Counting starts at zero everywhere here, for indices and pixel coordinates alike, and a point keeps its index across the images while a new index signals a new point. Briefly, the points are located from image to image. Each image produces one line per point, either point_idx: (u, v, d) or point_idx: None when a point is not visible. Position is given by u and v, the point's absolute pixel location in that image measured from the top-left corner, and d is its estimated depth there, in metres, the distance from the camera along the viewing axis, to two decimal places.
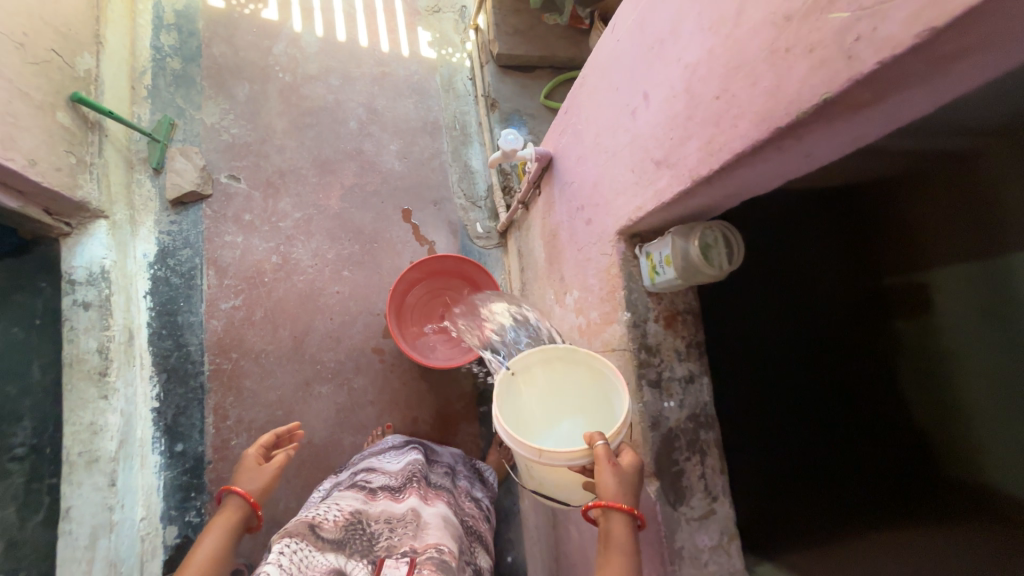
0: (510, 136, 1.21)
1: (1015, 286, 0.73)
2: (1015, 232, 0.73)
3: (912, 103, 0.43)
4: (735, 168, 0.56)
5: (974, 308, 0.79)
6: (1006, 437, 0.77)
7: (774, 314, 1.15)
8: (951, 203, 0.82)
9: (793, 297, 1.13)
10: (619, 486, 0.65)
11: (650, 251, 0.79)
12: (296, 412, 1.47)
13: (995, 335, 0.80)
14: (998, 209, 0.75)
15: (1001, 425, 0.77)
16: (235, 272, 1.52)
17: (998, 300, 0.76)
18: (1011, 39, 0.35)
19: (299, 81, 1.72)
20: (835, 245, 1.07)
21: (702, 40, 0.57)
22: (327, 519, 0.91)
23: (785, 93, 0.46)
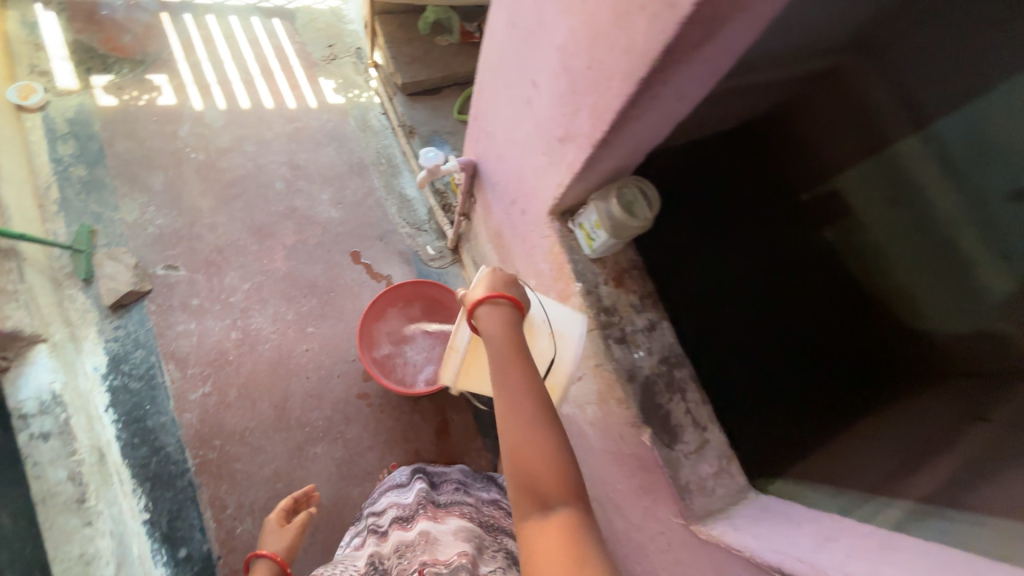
0: (430, 152, 1.23)
1: (908, 167, 1.12)
2: (901, 127, 1.13)
3: (742, 32, 0.51)
4: (623, 125, 0.62)
5: (885, 194, 1.17)
6: (929, 276, 1.09)
7: (741, 251, 1.24)
8: (833, 119, 1.25)
9: (755, 233, 1.26)
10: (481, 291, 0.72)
11: (580, 222, 0.85)
12: (296, 479, 1.43)
13: (902, 208, 1.15)
14: (879, 115, 1.17)
15: (926, 274, 1.09)
16: (197, 359, 1.47)
17: (904, 184, 1.13)
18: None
19: (214, 156, 1.71)
20: (759, 183, 1.31)
21: (563, 21, 0.64)
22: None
23: (637, 48, 0.52)
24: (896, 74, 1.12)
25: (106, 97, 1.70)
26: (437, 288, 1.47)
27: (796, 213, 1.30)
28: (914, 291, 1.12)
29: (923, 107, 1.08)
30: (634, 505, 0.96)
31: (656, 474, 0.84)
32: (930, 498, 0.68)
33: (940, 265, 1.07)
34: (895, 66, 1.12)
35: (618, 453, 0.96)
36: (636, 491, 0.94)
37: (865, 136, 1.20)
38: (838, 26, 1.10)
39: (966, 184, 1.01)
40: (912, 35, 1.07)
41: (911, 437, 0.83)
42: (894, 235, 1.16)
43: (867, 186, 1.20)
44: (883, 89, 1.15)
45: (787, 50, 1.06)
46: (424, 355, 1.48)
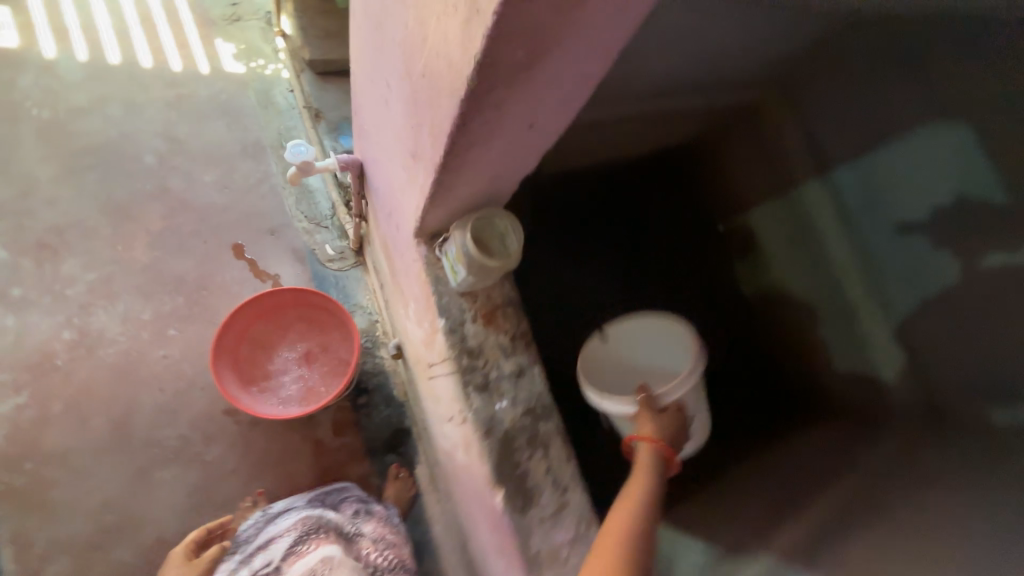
0: (299, 147, 0.99)
1: (811, 213, 1.07)
2: (807, 168, 1.06)
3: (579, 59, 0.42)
4: (463, 151, 0.51)
5: (793, 235, 1.12)
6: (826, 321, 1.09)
7: (652, 291, 1.29)
8: (748, 151, 1.16)
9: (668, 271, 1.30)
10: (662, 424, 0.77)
11: (444, 251, 0.73)
12: (132, 510, 1.22)
13: (802, 247, 1.11)
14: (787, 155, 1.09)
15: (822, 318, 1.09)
16: (12, 363, 1.22)
17: (806, 228, 1.09)
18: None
19: (65, 117, 1.43)
20: (682, 212, 1.33)
21: (401, 14, 0.52)
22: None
23: (456, 60, 0.41)
24: (806, 112, 1.04)
25: None
26: (320, 298, 1.30)
27: (710, 250, 1.31)
28: (813, 332, 1.12)
29: (826, 150, 1.02)
30: (499, 563, 0.87)
31: (509, 539, 0.75)
32: (789, 555, 0.62)
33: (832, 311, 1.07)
34: (805, 104, 1.03)
35: (483, 508, 0.86)
36: (497, 549, 0.85)
37: (770, 172, 1.14)
38: (754, 48, 0.95)
39: (860, 237, 1.00)
40: (823, 74, 0.99)
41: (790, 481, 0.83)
42: (793, 275, 1.15)
43: (773, 223, 1.16)
44: (792, 125, 1.07)
45: (682, 75, 0.98)
46: (305, 374, 1.31)
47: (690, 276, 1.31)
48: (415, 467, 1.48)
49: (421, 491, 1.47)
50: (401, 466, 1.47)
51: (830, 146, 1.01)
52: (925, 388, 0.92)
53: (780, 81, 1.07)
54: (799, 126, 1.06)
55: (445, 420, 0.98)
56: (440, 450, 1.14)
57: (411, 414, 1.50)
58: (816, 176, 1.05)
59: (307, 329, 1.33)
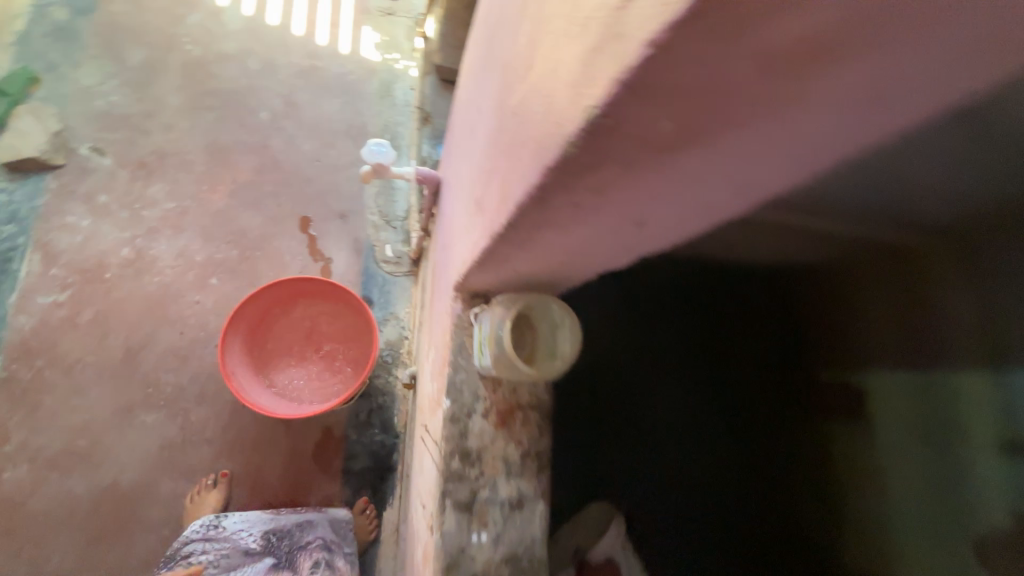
0: (378, 147, 0.91)
1: (963, 410, 0.82)
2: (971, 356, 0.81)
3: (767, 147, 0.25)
4: (533, 226, 0.36)
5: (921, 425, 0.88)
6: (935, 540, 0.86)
7: (711, 433, 1.10)
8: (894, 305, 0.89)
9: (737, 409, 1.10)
10: None
11: (480, 321, 0.58)
12: (103, 443, 1.18)
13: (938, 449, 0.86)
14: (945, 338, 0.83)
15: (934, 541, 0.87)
16: (68, 261, 1.25)
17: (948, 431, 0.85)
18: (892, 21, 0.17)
19: (210, 57, 1.52)
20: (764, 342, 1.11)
21: (516, 28, 0.38)
22: None
23: (559, 106, 0.26)
24: (996, 293, 0.77)
25: None
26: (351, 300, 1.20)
27: (797, 396, 1.09)
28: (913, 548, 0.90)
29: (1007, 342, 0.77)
30: None
31: None
32: None
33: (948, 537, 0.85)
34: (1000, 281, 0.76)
35: None
36: None
37: (910, 342, 0.88)
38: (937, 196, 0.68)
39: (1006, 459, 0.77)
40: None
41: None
42: (904, 472, 0.92)
43: (899, 401, 0.91)
44: (967, 298, 0.80)
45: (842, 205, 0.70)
46: (311, 374, 1.23)
47: (755, 420, 1.11)
48: (385, 509, 1.33)
49: (380, 537, 1.31)
50: (371, 501, 1.32)
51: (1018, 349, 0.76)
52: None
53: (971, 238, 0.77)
54: (976, 300, 0.79)
55: (419, 501, 0.80)
56: (409, 520, 0.96)
57: (402, 450, 1.35)
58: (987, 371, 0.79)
59: (333, 327, 1.25)
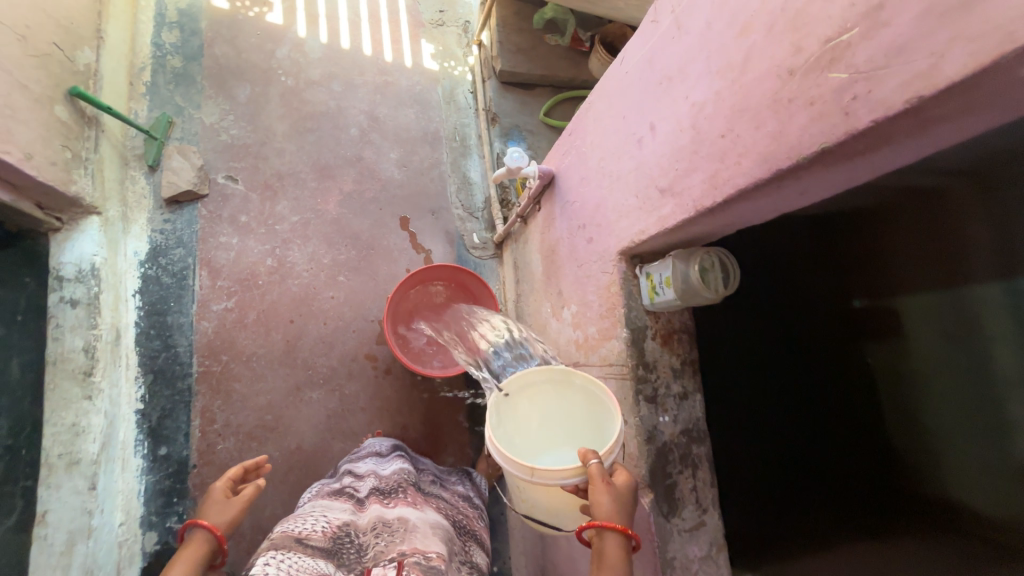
0: (516, 153, 1.28)
1: (982, 317, 0.79)
2: (981, 265, 0.79)
3: (920, 143, 0.46)
4: (737, 202, 0.60)
5: (942, 334, 0.87)
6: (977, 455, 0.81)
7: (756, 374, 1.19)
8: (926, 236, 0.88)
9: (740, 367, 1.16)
10: (608, 509, 0.66)
11: (649, 272, 0.83)
12: (286, 417, 1.46)
13: (944, 338, 0.86)
14: (964, 242, 0.81)
15: (964, 445, 0.84)
16: (229, 273, 1.50)
17: (966, 325, 0.82)
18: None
19: (301, 85, 1.73)
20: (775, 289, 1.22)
21: (710, 81, 0.62)
22: (313, 531, 0.88)
23: (786, 138, 0.50)
24: (1002, 214, 0.75)
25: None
26: (475, 284, 1.46)
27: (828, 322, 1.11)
28: (934, 403, 0.89)
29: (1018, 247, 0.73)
30: None
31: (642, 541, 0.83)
32: None
33: (982, 450, 0.81)
34: (999, 202, 0.75)
35: None
36: None
37: (985, 256, 0.78)
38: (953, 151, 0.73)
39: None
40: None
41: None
42: (926, 349, 0.90)
43: (923, 316, 0.89)
44: (983, 222, 0.78)
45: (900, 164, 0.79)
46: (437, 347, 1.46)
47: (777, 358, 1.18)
48: None
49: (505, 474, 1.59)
50: None
51: (995, 244, 0.76)
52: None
53: (977, 173, 0.77)
54: (990, 220, 0.77)
55: None
56: None
57: None
58: (996, 281, 0.77)
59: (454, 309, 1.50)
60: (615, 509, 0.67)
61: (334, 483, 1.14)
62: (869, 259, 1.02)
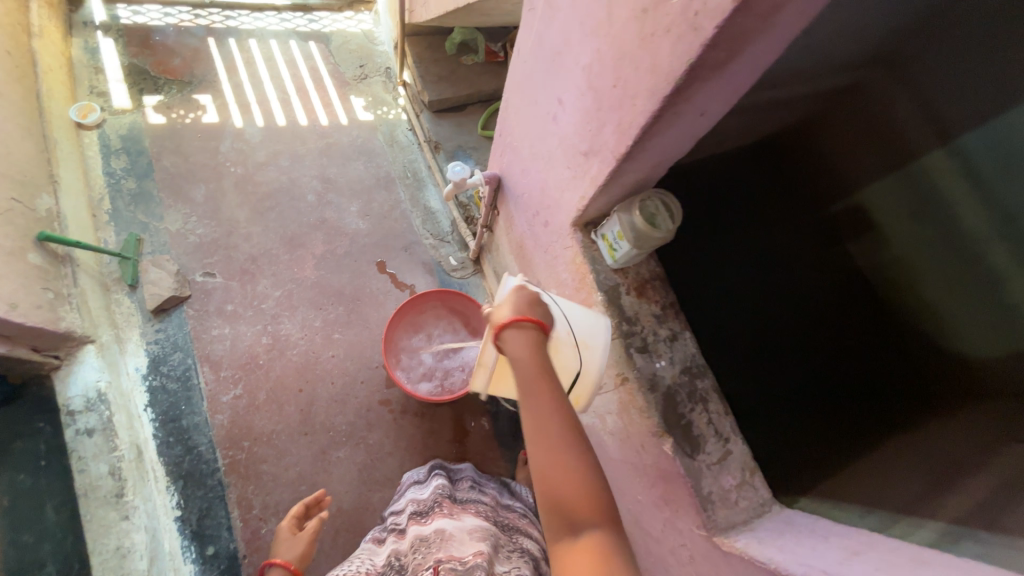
0: (457, 166, 1.28)
1: (934, 187, 0.97)
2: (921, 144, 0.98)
3: (776, 34, 0.50)
4: (647, 140, 0.64)
5: (909, 215, 1.03)
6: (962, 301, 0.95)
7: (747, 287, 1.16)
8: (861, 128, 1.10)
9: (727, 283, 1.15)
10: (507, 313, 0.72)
11: (603, 233, 0.87)
12: (319, 483, 1.47)
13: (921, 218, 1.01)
14: (899, 125, 1.03)
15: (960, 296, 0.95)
16: (229, 363, 1.54)
17: (926, 202, 0.99)
18: None
19: (251, 170, 1.81)
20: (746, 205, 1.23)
21: (590, 43, 0.67)
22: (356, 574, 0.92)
23: (661, 69, 0.55)
24: (920, 90, 0.97)
25: (155, 116, 1.82)
26: (461, 302, 1.52)
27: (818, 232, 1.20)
28: (925, 272, 1.01)
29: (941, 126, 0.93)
30: (655, 516, 0.96)
31: (678, 485, 0.84)
32: (965, 520, 0.65)
33: (976, 299, 0.93)
34: (911, 83, 0.99)
35: (639, 461, 0.95)
36: (656, 502, 0.94)
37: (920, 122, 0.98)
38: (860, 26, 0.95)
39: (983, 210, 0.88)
40: (927, 46, 0.94)
41: (940, 466, 0.77)
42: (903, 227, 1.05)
43: (891, 201, 1.06)
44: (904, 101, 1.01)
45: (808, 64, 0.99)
46: (435, 364, 1.49)
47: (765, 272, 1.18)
48: None
49: None
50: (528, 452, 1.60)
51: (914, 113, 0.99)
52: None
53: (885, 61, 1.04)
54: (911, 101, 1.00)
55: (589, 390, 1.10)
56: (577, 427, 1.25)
57: None
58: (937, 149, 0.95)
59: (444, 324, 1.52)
60: (518, 311, 0.72)
61: (381, 531, 1.16)
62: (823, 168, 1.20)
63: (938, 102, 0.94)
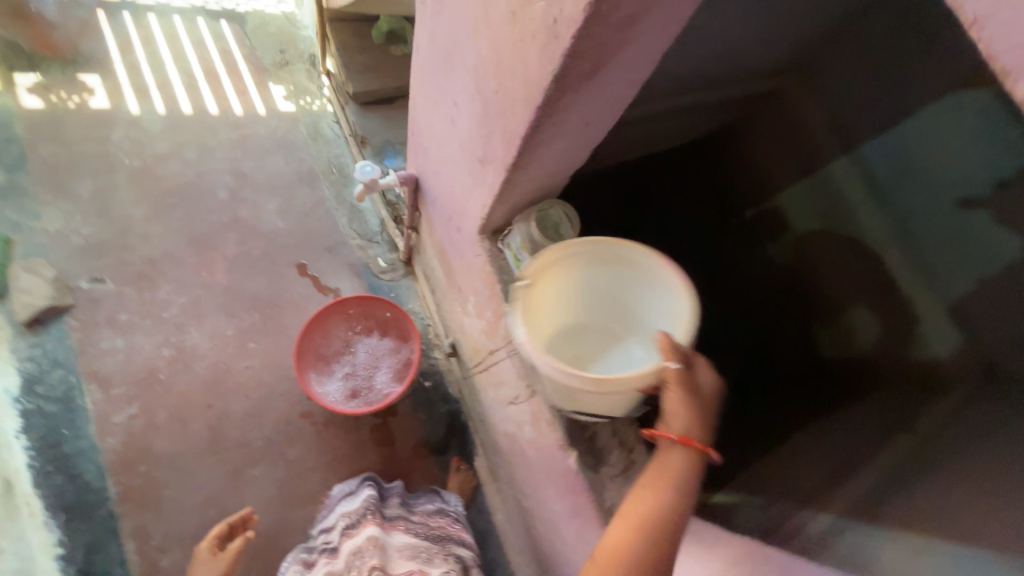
0: (366, 168, 1.17)
1: (841, 189, 1.04)
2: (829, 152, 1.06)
3: (641, 46, 0.48)
4: (533, 150, 0.61)
5: (820, 215, 1.07)
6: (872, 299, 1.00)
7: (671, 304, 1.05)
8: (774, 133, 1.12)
9: None
10: (687, 414, 0.63)
11: (508, 242, 0.84)
12: (230, 506, 1.35)
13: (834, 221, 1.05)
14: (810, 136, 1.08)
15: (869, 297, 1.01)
16: (122, 379, 1.39)
17: (836, 204, 1.05)
18: None
19: (150, 162, 1.63)
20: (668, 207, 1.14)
21: (473, 44, 0.62)
22: None
23: (532, 77, 0.51)
24: (832, 97, 1.03)
25: (31, 99, 1.61)
26: (383, 305, 1.45)
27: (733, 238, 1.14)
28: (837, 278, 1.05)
29: (853, 132, 1.02)
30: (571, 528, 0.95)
31: (584, 499, 0.83)
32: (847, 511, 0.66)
33: (886, 301, 0.99)
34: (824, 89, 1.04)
35: (554, 474, 0.93)
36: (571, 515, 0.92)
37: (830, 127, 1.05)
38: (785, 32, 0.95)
39: (899, 215, 0.96)
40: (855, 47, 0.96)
41: (841, 466, 0.75)
42: (818, 229, 1.08)
43: (803, 204, 1.09)
44: (814, 107, 1.06)
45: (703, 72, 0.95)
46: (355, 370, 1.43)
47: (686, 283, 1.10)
48: (475, 459, 1.56)
49: (480, 482, 1.54)
50: (461, 459, 1.55)
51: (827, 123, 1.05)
52: (979, 358, 0.84)
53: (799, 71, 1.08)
54: (824, 108, 1.05)
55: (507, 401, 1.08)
56: (503, 435, 1.22)
57: (467, 409, 1.56)
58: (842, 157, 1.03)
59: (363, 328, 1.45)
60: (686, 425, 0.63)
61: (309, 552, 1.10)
62: (740, 171, 1.16)
63: (851, 120, 1.02)
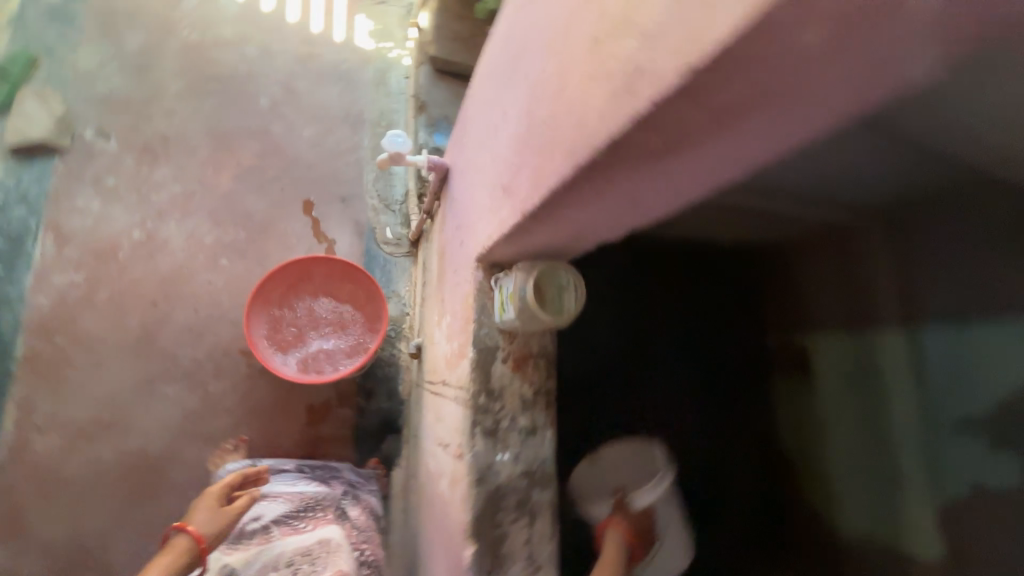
0: (398, 138, 1.06)
1: (881, 362, 0.89)
2: (883, 316, 0.87)
3: (735, 148, 0.36)
4: (558, 207, 0.49)
5: (849, 381, 0.97)
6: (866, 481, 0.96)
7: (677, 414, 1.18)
8: (829, 272, 0.95)
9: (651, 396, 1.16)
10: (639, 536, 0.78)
11: (501, 284, 0.71)
12: (128, 414, 1.27)
13: (857, 388, 0.96)
14: (873, 298, 0.88)
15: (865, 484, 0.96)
16: (81, 243, 1.32)
17: (868, 371, 0.93)
18: (819, 70, 0.27)
19: (207, 43, 1.55)
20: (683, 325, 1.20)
21: (543, 56, 0.50)
22: None
23: (586, 127, 0.39)
24: (908, 264, 0.81)
25: None
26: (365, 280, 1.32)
27: (752, 363, 1.19)
28: (842, 450, 1.01)
29: (919, 308, 0.81)
30: None
31: None
32: None
33: (881, 492, 0.92)
34: (905, 250, 0.80)
35: (449, 548, 0.80)
36: None
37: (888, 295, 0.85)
38: (885, 190, 0.73)
39: (933, 412, 0.81)
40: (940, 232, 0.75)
41: None
42: (837, 390, 1.01)
43: (832, 357, 1.00)
44: (884, 272, 0.85)
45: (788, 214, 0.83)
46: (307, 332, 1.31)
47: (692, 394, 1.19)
48: (394, 469, 1.42)
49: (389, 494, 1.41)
50: (381, 463, 1.42)
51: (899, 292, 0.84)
52: None
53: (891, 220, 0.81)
54: (893, 273, 0.84)
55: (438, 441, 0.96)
56: (424, 468, 1.09)
57: (407, 415, 1.43)
58: (896, 330, 0.85)
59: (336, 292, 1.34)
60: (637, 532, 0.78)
61: None
62: (784, 295, 1.09)
63: (918, 295, 0.81)
